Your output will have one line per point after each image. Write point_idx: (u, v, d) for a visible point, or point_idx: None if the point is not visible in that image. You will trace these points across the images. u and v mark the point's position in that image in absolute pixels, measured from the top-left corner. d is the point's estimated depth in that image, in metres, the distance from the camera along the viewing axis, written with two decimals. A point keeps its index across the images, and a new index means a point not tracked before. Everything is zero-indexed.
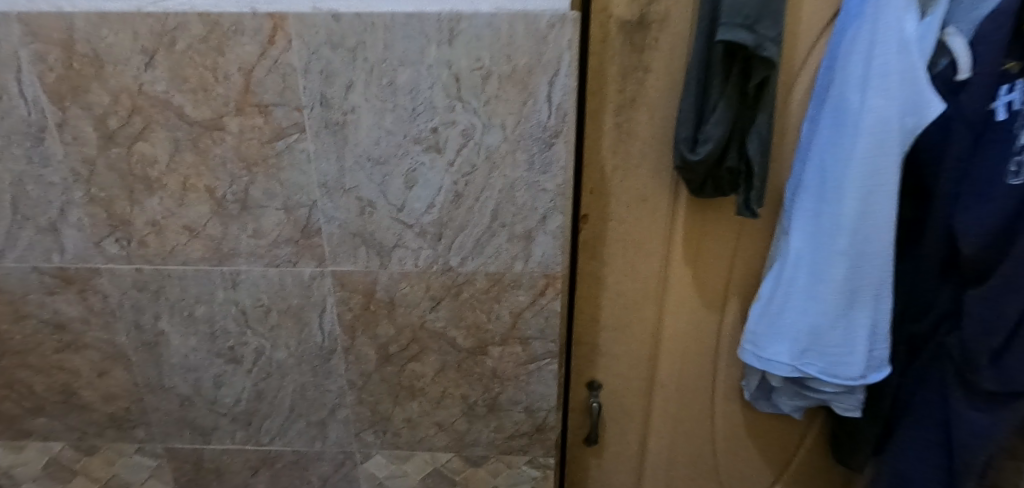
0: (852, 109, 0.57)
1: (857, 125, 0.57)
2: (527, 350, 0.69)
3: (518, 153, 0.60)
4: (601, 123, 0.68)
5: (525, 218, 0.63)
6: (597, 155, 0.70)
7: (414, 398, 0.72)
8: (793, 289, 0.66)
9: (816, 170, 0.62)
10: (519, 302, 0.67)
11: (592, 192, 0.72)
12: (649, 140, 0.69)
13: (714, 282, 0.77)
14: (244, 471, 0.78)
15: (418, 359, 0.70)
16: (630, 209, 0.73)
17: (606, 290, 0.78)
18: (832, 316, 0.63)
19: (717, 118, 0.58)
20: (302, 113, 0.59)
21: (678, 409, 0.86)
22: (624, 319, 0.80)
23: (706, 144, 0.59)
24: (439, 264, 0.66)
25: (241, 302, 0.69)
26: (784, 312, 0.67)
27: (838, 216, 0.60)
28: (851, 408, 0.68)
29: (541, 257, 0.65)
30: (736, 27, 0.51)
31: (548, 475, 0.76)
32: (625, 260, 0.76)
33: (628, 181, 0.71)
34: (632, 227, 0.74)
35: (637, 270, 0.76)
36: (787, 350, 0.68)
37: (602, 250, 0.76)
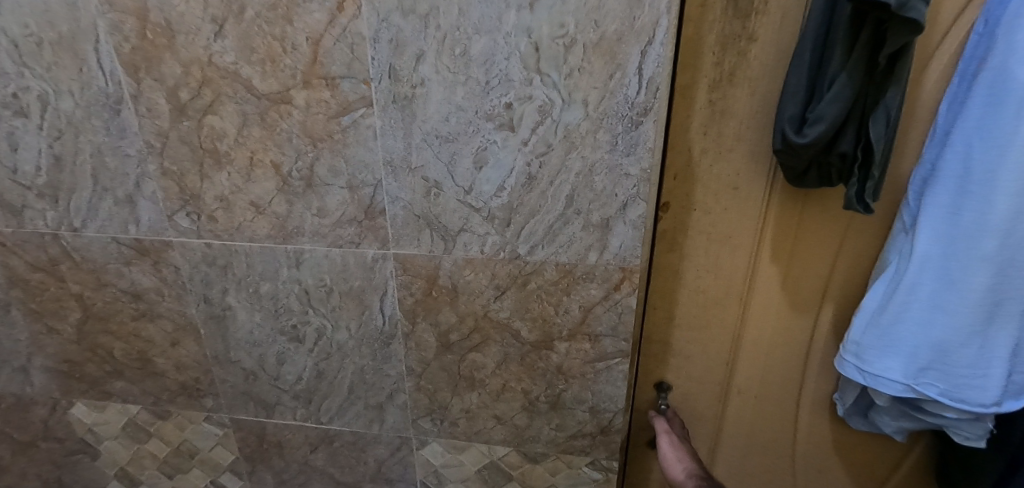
0: (1016, 85, 0.46)
1: (1022, 105, 0.46)
2: (596, 347, 0.64)
3: (601, 133, 0.54)
4: (692, 101, 0.61)
5: (604, 205, 0.57)
6: (685, 137, 0.63)
7: (474, 389, 0.69)
8: (914, 299, 0.56)
9: (959, 159, 0.51)
10: (591, 296, 0.61)
11: (675, 178, 0.66)
12: (747, 121, 0.60)
13: (810, 283, 0.69)
14: (304, 447, 0.79)
15: (479, 349, 0.67)
16: (718, 199, 0.66)
17: (683, 286, 0.73)
18: (965, 332, 0.54)
19: (835, 92, 0.48)
20: (369, 86, 0.56)
21: (755, 414, 0.80)
22: (701, 318, 0.74)
23: (817, 125, 0.49)
24: (506, 252, 0.61)
25: (304, 281, 0.68)
26: (899, 324, 0.58)
27: (985, 216, 0.50)
28: (975, 437, 0.60)
29: (618, 249, 0.59)
30: None
31: (610, 479, 0.71)
32: (707, 255, 0.70)
33: (718, 167, 0.64)
34: (718, 218, 0.67)
35: (720, 266, 0.70)
36: (900, 368, 0.58)
37: (682, 242, 0.69)
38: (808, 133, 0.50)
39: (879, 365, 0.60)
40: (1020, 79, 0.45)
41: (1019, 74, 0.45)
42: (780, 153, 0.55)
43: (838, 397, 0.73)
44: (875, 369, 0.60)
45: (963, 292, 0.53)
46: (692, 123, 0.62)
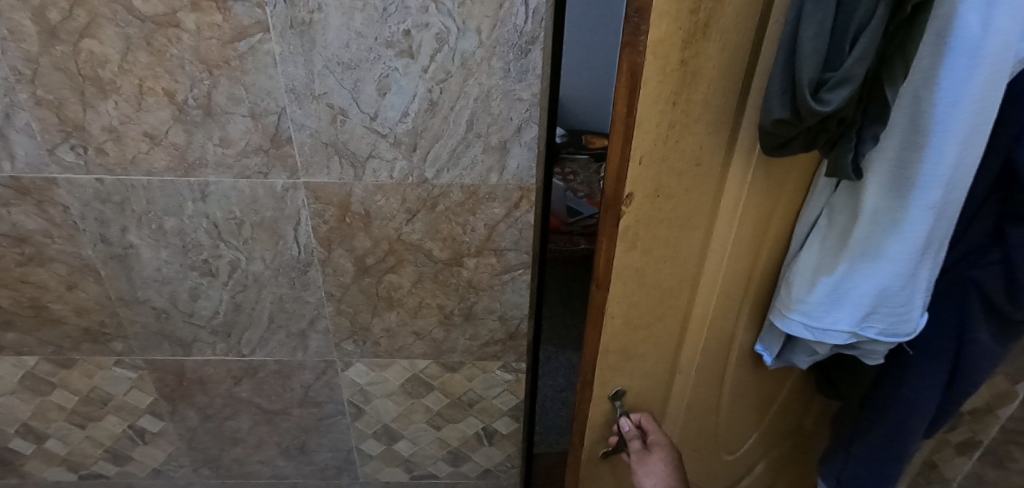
0: (965, 38, 0.30)
1: (977, 56, 0.30)
2: (501, 261, 0.71)
3: (494, 60, 0.59)
4: (660, 58, 0.39)
5: (501, 128, 0.63)
6: (650, 108, 0.42)
7: (392, 309, 0.75)
8: (868, 250, 0.41)
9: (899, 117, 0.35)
10: (494, 214, 0.68)
11: (639, 161, 0.45)
12: (725, 78, 0.41)
13: (762, 276, 0.56)
14: (227, 380, 0.81)
15: (395, 270, 0.72)
16: (683, 180, 0.47)
17: (639, 295, 0.56)
18: (899, 313, 0.42)
19: (871, 37, 0.27)
20: (264, 11, 0.56)
21: (698, 405, 0.70)
22: (655, 321, 0.59)
23: (841, 91, 0.29)
24: (414, 176, 0.66)
25: (212, 214, 0.68)
26: (846, 272, 0.43)
27: (930, 178, 0.35)
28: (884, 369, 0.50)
29: (516, 169, 0.65)
30: None
31: (520, 379, 0.80)
32: (667, 248, 0.52)
33: (685, 141, 0.44)
34: (683, 202, 0.49)
35: (680, 255, 0.53)
36: (850, 315, 0.43)
37: (642, 237, 0.51)
38: (823, 103, 0.29)
39: (826, 312, 0.45)
40: (972, 28, 0.29)
41: (968, 23, 0.29)
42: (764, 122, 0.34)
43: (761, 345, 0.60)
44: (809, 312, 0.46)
45: (913, 252, 0.38)
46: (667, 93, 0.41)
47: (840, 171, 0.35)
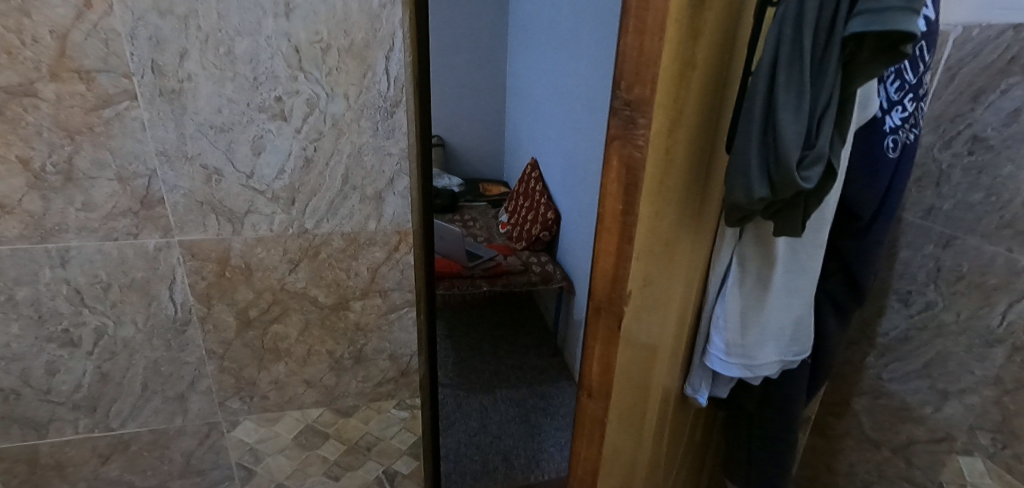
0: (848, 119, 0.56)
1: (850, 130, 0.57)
2: (386, 301, 0.76)
3: (363, 121, 0.66)
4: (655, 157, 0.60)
5: (374, 180, 0.70)
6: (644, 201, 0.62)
7: (280, 360, 0.76)
8: (775, 295, 0.67)
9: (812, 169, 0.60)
10: (375, 258, 0.74)
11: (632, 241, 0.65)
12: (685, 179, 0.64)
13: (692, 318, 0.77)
14: (92, 460, 0.76)
15: (280, 320, 0.74)
16: (655, 258, 0.68)
17: (631, 347, 0.73)
18: (797, 323, 0.71)
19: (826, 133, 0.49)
20: (131, 80, 0.59)
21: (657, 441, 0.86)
22: (634, 372, 0.75)
23: (815, 165, 0.49)
24: (294, 228, 0.70)
25: (74, 280, 0.66)
26: (770, 313, 0.68)
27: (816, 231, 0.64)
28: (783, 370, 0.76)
29: (392, 216, 0.72)
30: (904, 14, 0.41)
31: (416, 415, 0.84)
32: (645, 309, 0.71)
33: (656, 229, 0.66)
34: (655, 273, 0.69)
35: (653, 312, 0.72)
36: (779, 339, 0.70)
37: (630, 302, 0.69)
38: (808, 175, 0.49)
39: (757, 338, 0.70)
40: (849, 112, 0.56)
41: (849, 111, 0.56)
42: (746, 195, 0.53)
43: (690, 389, 0.82)
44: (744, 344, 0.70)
45: (804, 285, 0.68)
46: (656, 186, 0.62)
47: (790, 224, 0.56)
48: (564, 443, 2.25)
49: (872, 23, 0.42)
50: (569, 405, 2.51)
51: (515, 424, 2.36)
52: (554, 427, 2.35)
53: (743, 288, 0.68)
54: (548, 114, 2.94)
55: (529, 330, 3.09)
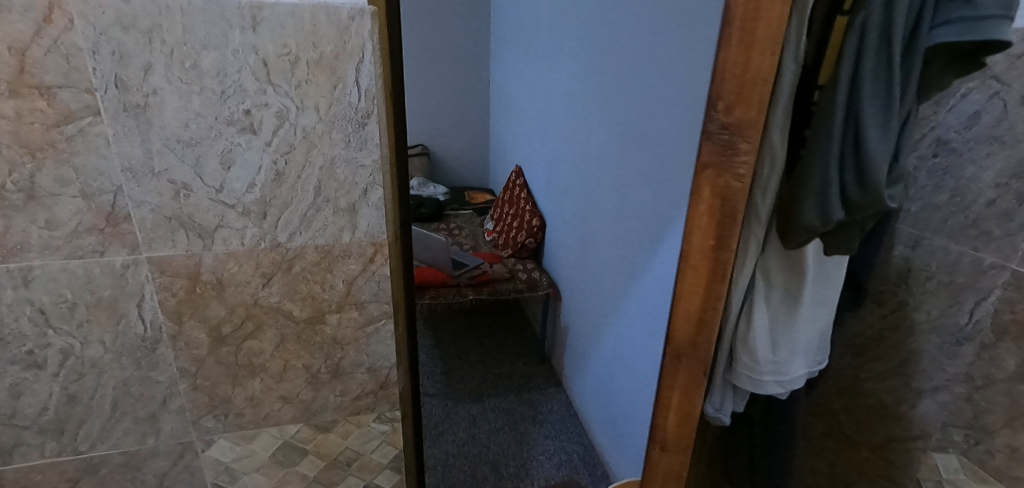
0: None
1: None
2: (363, 313, 0.76)
3: (334, 132, 0.66)
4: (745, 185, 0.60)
5: (348, 192, 0.69)
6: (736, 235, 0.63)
7: (255, 376, 0.75)
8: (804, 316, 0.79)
9: None
10: (351, 270, 0.73)
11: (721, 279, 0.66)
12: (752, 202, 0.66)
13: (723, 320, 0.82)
14: (61, 483, 0.74)
15: (255, 336, 0.73)
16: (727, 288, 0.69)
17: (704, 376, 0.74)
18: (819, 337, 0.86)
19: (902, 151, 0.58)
20: (94, 96, 0.58)
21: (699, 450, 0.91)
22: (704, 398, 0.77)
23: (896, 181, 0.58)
24: (266, 241, 0.69)
25: (38, 300, 0.64)
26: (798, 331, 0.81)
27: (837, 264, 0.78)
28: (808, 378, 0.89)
29: (367, 227, 0.71)
30: (1002, 21, 0.46)
31: (396, 428, 0.83)
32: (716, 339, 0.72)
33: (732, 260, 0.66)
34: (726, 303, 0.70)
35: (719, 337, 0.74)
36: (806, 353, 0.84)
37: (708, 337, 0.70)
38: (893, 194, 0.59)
39: (788, 357, 0.82)
40: None
41: None
42: (822, 218, 0.59)
43: (712, 409, 0.88)
44: (778, 362, 0.81)
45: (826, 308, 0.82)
46: (744, 212, 0.64)
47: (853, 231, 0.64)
48: (553, 450, 2.25)
49: (966, 31, 0.47)
50: (558, 411, 2.51)
51: (504, 432, 2.36)
52: (543, 434, 2.35)
53: (772, 312, 0.79)
54: (531, 120, 2.96)
55: (517, 337, 3.09)
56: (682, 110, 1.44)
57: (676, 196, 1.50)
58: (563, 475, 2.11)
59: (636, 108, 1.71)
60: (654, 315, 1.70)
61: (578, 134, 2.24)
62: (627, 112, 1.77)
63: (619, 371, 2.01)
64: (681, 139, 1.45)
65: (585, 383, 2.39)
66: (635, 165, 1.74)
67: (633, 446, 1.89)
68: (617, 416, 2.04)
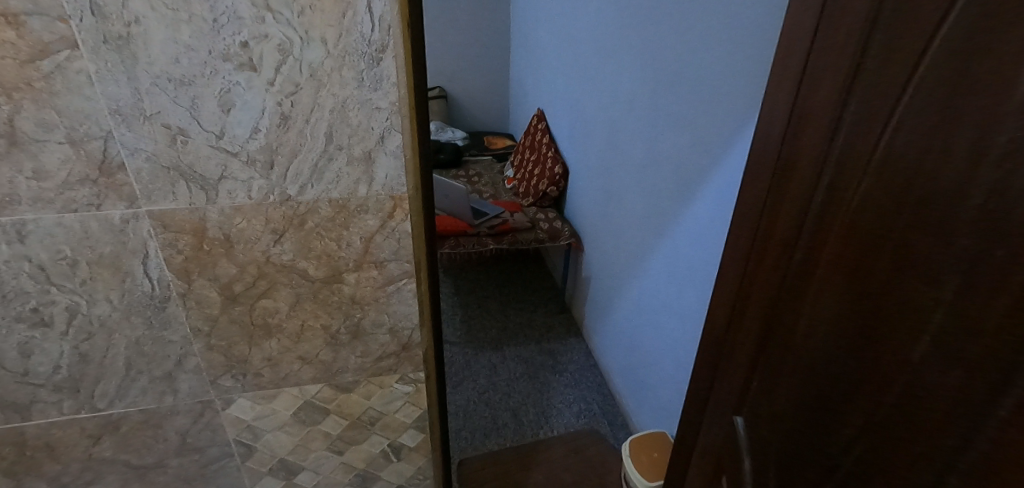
0: None
1: None
2: (383, 273, 0.70)
3: (345, 70, 0.57)
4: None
5: (363, 139, 0.61)
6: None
7: (271, 336, 0.71)
8: None
9: None
10: (369, 226, 0.67)
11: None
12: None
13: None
14: (82, 440, 0.73)
15: (269, 295, 0.68)
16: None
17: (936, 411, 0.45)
18: None
19: None
20: (68, 25, 0.50)
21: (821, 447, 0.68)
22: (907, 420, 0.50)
23: None
24: (276, 194, 0.62)
25: (35, 257, 0.59)
26: None
27: None
28: None
29: (385, 179, 0.64)
30: None
31: (420, 389, 0.80)
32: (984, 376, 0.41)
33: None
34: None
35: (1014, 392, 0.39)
36: None
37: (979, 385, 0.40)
38: None
39: None
40: None
41: None
42: None
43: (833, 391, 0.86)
44: None
45: None
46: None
47: None
48: (571, 399, 2.31)
49: None
50: (578, 361, 2.53)
51: (524, 380, 2.41)
52: (562, 383, 2.39)
53: None
54: (555, 61, 2.78)
55: (536, 287, 3.08)
56: (730, 55, 1.33)
57: (718, 149, 1.40)
58: (581, 424, 2.16)
59: (678, 50, 1.59)
60: (683, 271, 1.65)
61: (610, 78, 2.09)
62: (670, 56, 1.62)
63: (642, 324, 1.99)
64: (731, 86, 1.33)
65: (606, 334, 2.40)
66: (676, 115, 1.62)
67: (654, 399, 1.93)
68: (639, 369, 2.05)
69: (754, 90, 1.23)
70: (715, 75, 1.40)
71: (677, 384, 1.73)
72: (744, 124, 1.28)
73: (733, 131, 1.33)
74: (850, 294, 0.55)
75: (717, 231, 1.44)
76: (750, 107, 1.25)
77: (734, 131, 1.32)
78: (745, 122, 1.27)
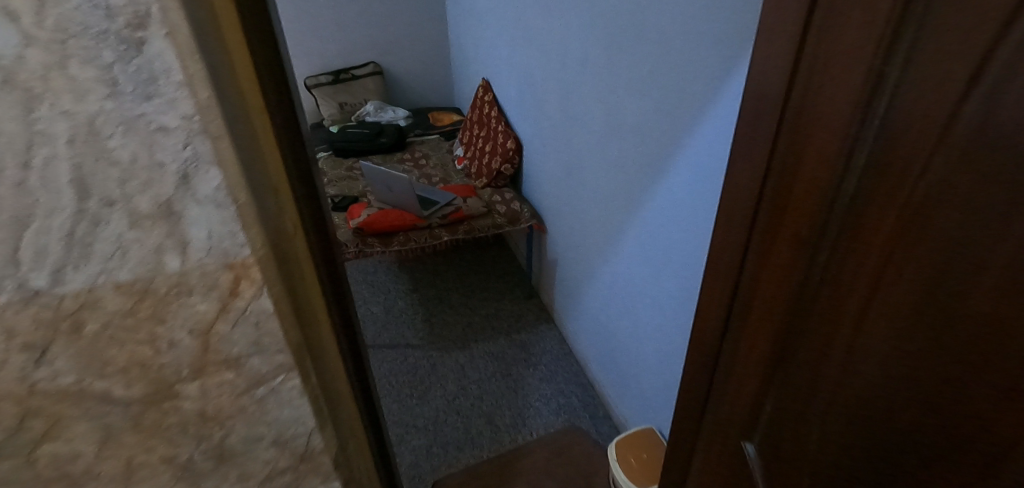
0: None
1: None
2: (244, 375, 0.46)
3: (77, 70, 0.31)
4: None
5: (149, 183, 0.36)
6: None
7: (84, 484, 0.47)
8: None
9: None
10: (201, 315, 0.42)
11: None
12: None
13: None
14: None
15: (58, 436, 0.43)
16: None
17: None
18: None
19: None
20: None
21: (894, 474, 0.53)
22: None
23: None
24: (10, 293, 0.36)
25: None
26: None
27: None
28: None
29: (208, 242, 0.39)
30: None
31: None
32: None
33: None
34: None
35: None
36: None
37: None
38: None
39: None
40: None
41: None
42: None
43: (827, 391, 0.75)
44: None
45: None
46: None
47: None
48: (549, 395, 2.23)
49: None
50: (550, 351, 2.45)
51: (496, 380, 2.32)
52: (538, 378, 2.31)
53: None
54: (498, 27, 2.53)
55: (502, 274, 2.97)
56: (694, 11, 1.17)
57: (694, 123, 1.24)
58: (561, 421, 2.11)
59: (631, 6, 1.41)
60: (661, 256, 1.54)
61: (561, 40, 1.85)
62: (626, 13, 1.44)
63: (619, 311, 1.89)
64: (702, 47, 1.16)
65: (578, 320, 2.29)
66: (642, 81, 1.42)
67: (635, 385, 1.86)
68: (617, 355, 1.97)
69: (739, 56, 1.06)
70: (687, 36, 1.21)
71: (667, 375, 1.63)
72: (726, 94, 1.12)
73: (714, 102, 1.16)
74: (936, 332, 0.43)
75: (697, 214, 1.31)
76: (734, 76, 1.08)
77: (714, 103, 1.16)
78: (728, 93, 1.10)
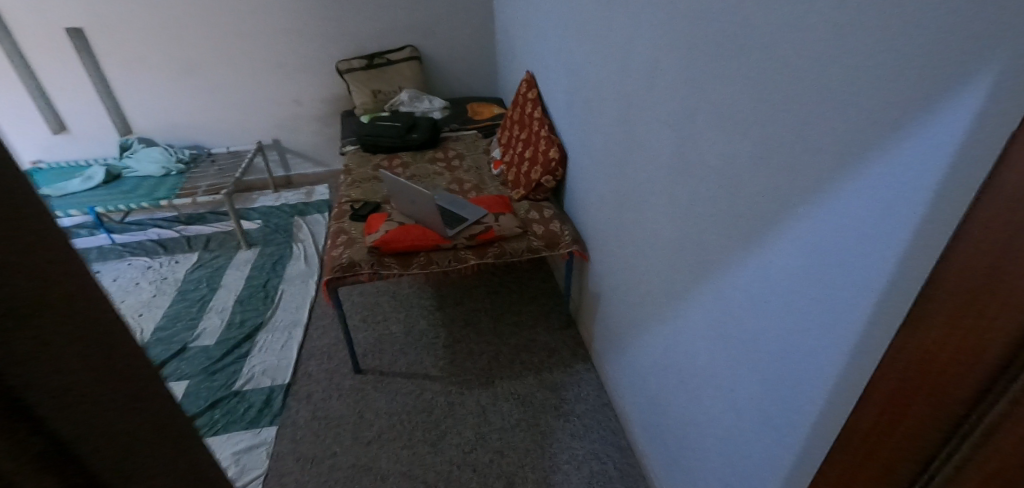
0: None
1: None
2: None
3: None
4: None
5: None
6: None
7: None
8: None
9: None
10: None
11: None
12: None
13: None
14: None
15: None
16: None
17: None
18: None
19: None
20: None
21: None
22: None
23: None
24: None
25: None
26: None
27: None
28: None
29: None
30: None
31: None
32: None
33: None
34: None
35: None
36: None
37: None
38: None
39: None
40: None
41: None
42: None
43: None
44: None
45: None
46: None
47: None
48: (581, 457, 1.90)
49: None
50: (587, 399, 2.12)
51: (521, 430, 2.02)
52: (569, 433, 1.99)
53: None
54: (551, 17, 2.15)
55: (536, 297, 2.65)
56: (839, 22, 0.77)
57: (820, 192, 0.85)
58: None
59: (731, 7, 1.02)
60: (741, 345, 1.16)
61: (629, 42, 1.47)
62: (722, 17, 1.05)
63: (674, 384, 1.52)
64: (848, 78, 0.76)
65: (623, 372, 1.94)
66: (738, 112, 1.04)
67: (690, 477, 1.50)
68: (669, 433, 1.61)
69: (919, 115, 0.66)
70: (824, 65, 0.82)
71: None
72: (885, 167, 0.72)
73: (859, 172, 0.77)
74: None
75: (807, 318, 0.93)
76: (906, 143, 0.69)
77: (858, 176, 0.76)
78: (889, 167, 0.71)
